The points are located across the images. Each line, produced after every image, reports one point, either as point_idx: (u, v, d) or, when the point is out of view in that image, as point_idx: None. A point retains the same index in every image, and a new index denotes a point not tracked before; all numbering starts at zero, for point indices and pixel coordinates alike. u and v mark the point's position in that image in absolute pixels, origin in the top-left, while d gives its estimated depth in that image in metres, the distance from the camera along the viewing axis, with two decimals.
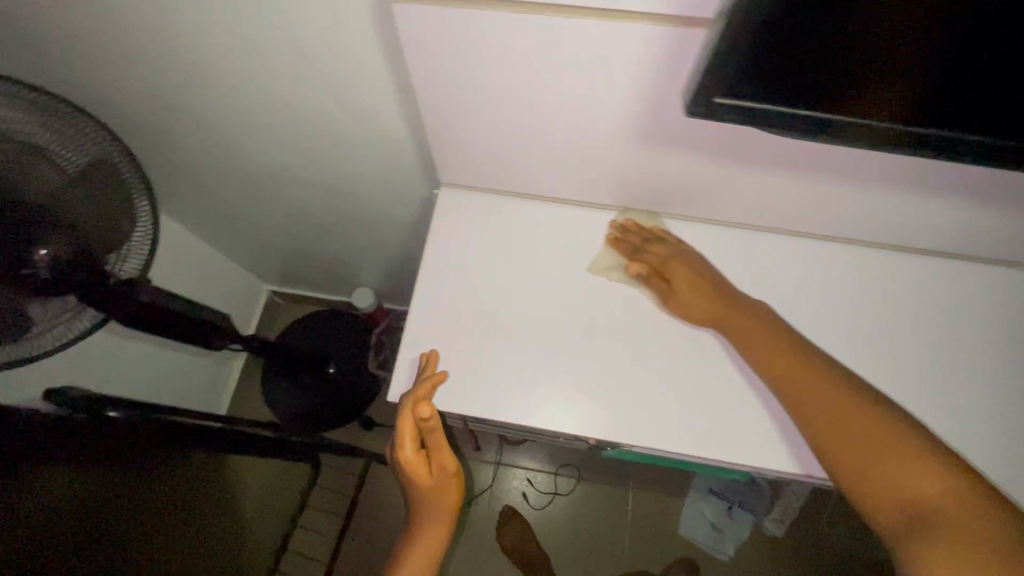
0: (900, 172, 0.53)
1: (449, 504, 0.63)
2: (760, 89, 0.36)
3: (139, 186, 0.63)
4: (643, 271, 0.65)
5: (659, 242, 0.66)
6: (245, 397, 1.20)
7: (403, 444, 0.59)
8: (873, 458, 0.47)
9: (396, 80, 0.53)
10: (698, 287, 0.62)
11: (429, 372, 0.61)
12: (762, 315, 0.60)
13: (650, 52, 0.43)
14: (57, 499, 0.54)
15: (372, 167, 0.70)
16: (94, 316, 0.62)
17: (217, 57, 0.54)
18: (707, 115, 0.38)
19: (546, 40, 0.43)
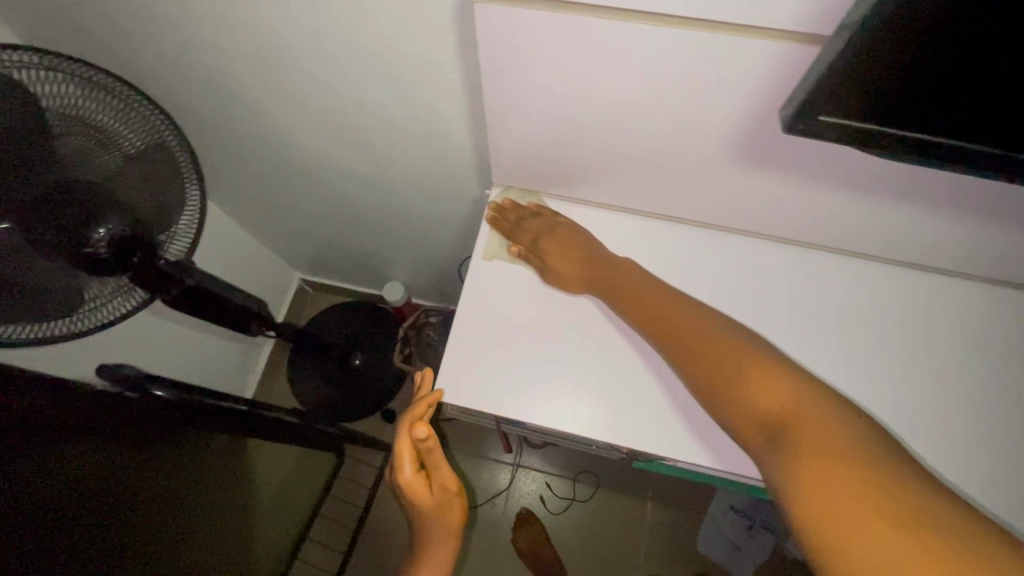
0: (970, 196, 0.51)
1: (452, 522, 0.62)
2: (841, 99, 0.37)
3: (192, 174, 0.64)
4: (519, 245, 0.66)
5: (539, 215, 0.68)
6: (271, 382, 1.21)
7: (402, 468, 0.57)
8: (741, 386, 0.46)
9: (456, 76, 0.53)
10: (565, 256, 0.64)
11: (423, 392, 0.60)
12: (625, 273, 0.61)
13: (732, 61, 0.43)
14: (90, 475, 0.55)
15: (418, 163, 0.70)
16: (142, 295, 0.64)
17: (282, 48, 0.55)
18: (794, 123, 0.39)
19: (625, 44, 0.44)
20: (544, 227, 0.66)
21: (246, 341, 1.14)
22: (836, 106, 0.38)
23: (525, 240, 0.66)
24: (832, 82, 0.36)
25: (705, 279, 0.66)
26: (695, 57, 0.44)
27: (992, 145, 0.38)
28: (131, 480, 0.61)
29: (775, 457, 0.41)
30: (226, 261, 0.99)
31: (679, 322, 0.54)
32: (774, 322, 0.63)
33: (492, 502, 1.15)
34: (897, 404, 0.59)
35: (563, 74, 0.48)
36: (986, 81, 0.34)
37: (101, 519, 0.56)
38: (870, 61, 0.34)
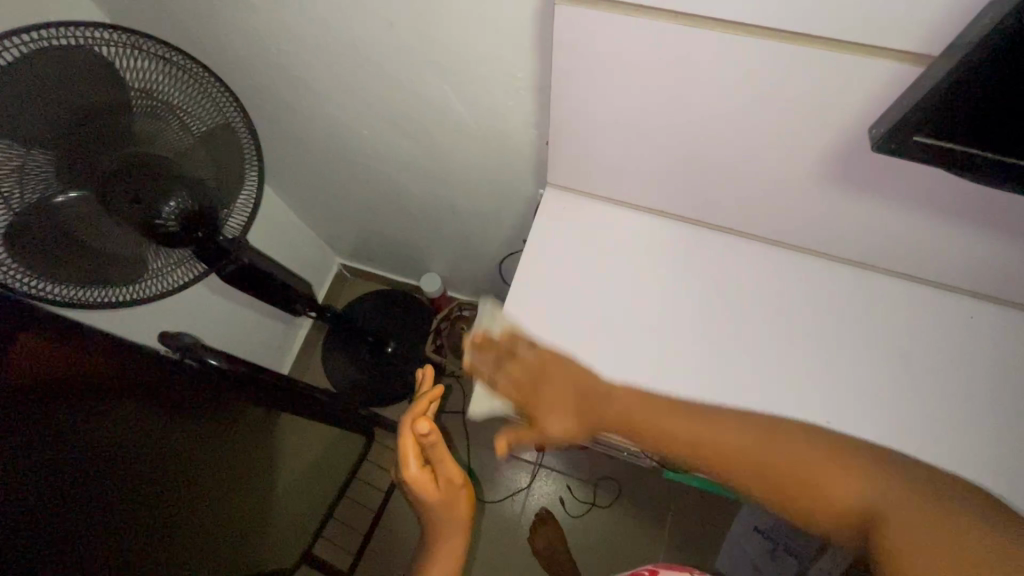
0: None
1: (461, 516, 0.63)
2: (933, 120, 0.36)
3: (253, 155, 0.67)
4: (492, 376, 0.56)
5: (511, 356, 0.56)
6: (306, 362, 1.25)
7: (406, 464, 0.59)
8: (807, 482, 0.42)
9: (523, 75, 0.54)
10: (550, 393, 0.52)
11: (425, 389, 0.63)
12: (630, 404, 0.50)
13: (809, 76, 0.43)
14: (132, 439, 0.57)
15: (470, 160, 0.71)
16: (199, 267, 0.67)
17: (356, 40, 0.56)
18: (890, 143, 0.39)
19: (697, 49, 0.44)
20: (526, 353, 0.56)
21: (286, 320, 1.18)
22: (932, 126, 0.37)
23: (504, 383, 0.54)
24: (941, 98, 0.35)
25: (766, 295, 0.63)
26: (770, 71, 0.43)
27: None
28: (172, 449, 0.63)
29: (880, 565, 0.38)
30: (274, 240, 1.02)
31: (683, 438, 0.46)
32: (832, 344, 0.60)
33: (512, 499, 1.15)
34: (975, 443, 0.54)
35: (636, 74, 0.48)
36: None
37: (141, 486, 0.58)
38: (975, 84, 0.33)
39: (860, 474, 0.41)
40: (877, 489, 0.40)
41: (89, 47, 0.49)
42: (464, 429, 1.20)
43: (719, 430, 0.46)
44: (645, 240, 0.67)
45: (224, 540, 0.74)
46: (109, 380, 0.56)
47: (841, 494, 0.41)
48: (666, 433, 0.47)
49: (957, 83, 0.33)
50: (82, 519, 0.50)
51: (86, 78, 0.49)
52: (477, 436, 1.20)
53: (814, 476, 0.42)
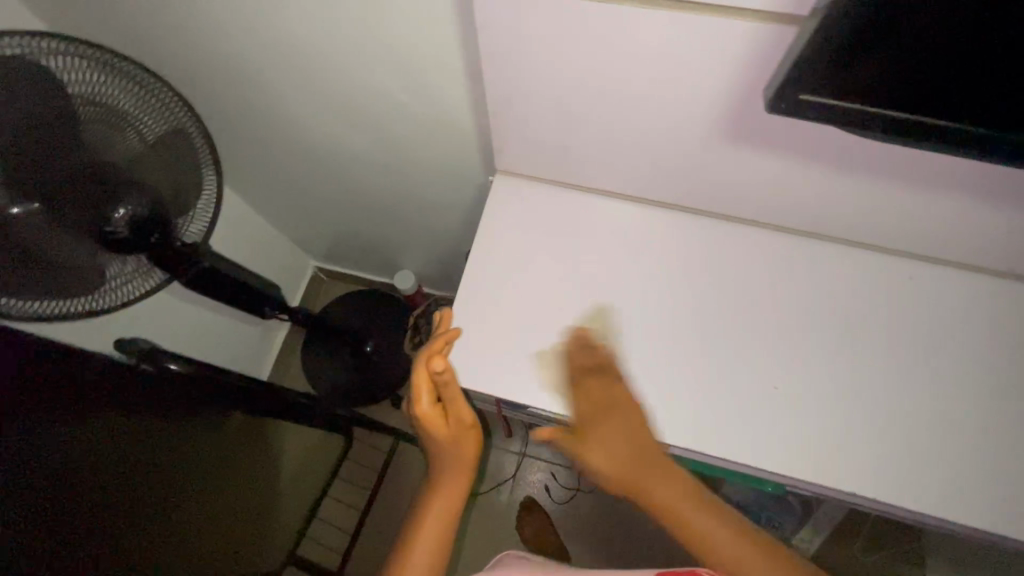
0: (1000, 191, 0.48)
1: (467, 456, 0.61)
2: (818, 83, 0.35)
3: (208, 160, 0.66)
4: (576, 403, 0.54)
5: (601, 376, 0.55)
6: (284, 365, 1.25)
7: (419, 398, 0.58)
8: None
9: (464, 61, 0.53)
10: (618, 432, 0.52)
11: (441, 330, 0.58)
12: (670, 490, 0.49)
13: (726, 50, 0.41)
14: (103, 451, 0.57)
15: (424, 151, 0.71)
16: (160, 275, 0.66)
17: (290, 34, 0.56)
18: (789, 113, 0.37)
19: (614, 27, 0.42)
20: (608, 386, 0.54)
21: (262, 324, 1.18)
22: (814, 86, 0.36)
23: (584, 400, 0.54)
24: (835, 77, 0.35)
25: (723, 271, 0.62)
26: (688, 44, 0.42)
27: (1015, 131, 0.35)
28: (145, 456, 0.63)
29: None
30: (241, 244, 1.01)
31: (700, 527, 0.47)
32: (788, 318, 0.60)
33: (497, 490, 1.16)
34: (924, 405, 0.56)
35: (561, 61, 0.47)
36: (986, 74, 0.32)
37: (110, 497, 0.58)
38: (851, 45, 0.32)
39: None
40: None
41: (26, 56, 0.48)
42: None
43: (737, 537, 0.46)
44: (604, 222, 0.66)
45: (214, 541, 0.76)
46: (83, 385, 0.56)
47: None
48: (693, 530, 0.47)
49: (842, 61, 0.33)
50: (52, 525, 0.50)
51: (41, 86, 0.49)
52: None
53: None
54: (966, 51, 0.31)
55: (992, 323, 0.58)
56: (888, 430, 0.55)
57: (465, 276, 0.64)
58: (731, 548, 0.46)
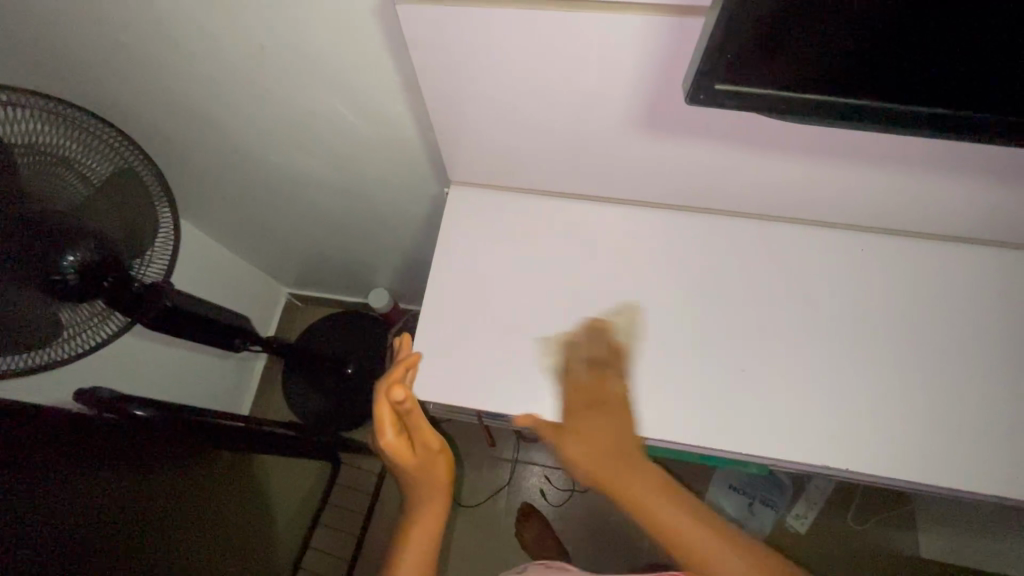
0: (944, 165, 0.48)
1: (438, 479, 0.61)
2: (741, 74, 0.33)
3: (161, 195, 0.65)
4: (574, 395, 0.57)
5: (603, 368, 0.58)
6: (266, 396, 1.23)
7: (383, 432, 0.56)
8: None
9: (400, 77, 0.52)
10: (595, 429, 0.55)
11: (401, 356, 0.59)
12: (640, 486, 0.53)
13: (642, 47, 0.39)
14: (73, 507, 0.56)
15: (378, 167, 0.70)
16: (120, 320, 0.65)
17: (222, 60, 0.54)
18: (708, 104, 0.35)
19: (537, 35, 0.40)
20: (614, 384, 0.57)
21: (238, 357, 1.16)
22: (733, 74, 0.33)
23: (579, 390, 0.57)
24: (766, 84, 0.34)
25: (685, 260, 0.63)
26: (607, 46, 0.40)
27: (949, 106, 0.35)
28: (111, 499, 0.60)
29: None
30: (205, 279, 0.99)
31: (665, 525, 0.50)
32: (754, 300, 0.61)
33: (493, 501, 1.15)
34: (885, 374, 0.57)
35: (494, 71, 0.45)
36: (910, 54, 0.32)
37: (87, 552, 0.56)
38: (766, 33, 0.31)
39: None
40: None
41: None
42: None
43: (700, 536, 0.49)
44: (565, 221, 0.65)
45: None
46: (49, 450, 0.54)
47: None
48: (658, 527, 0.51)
49: (752, 67, 0.33)
50: (6, 555, 0.47)
51: None
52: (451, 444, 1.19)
53: None
54: (891, 30, 0.30)
55: (945, 283, 0.60)
56: (840, 397, 0.57)
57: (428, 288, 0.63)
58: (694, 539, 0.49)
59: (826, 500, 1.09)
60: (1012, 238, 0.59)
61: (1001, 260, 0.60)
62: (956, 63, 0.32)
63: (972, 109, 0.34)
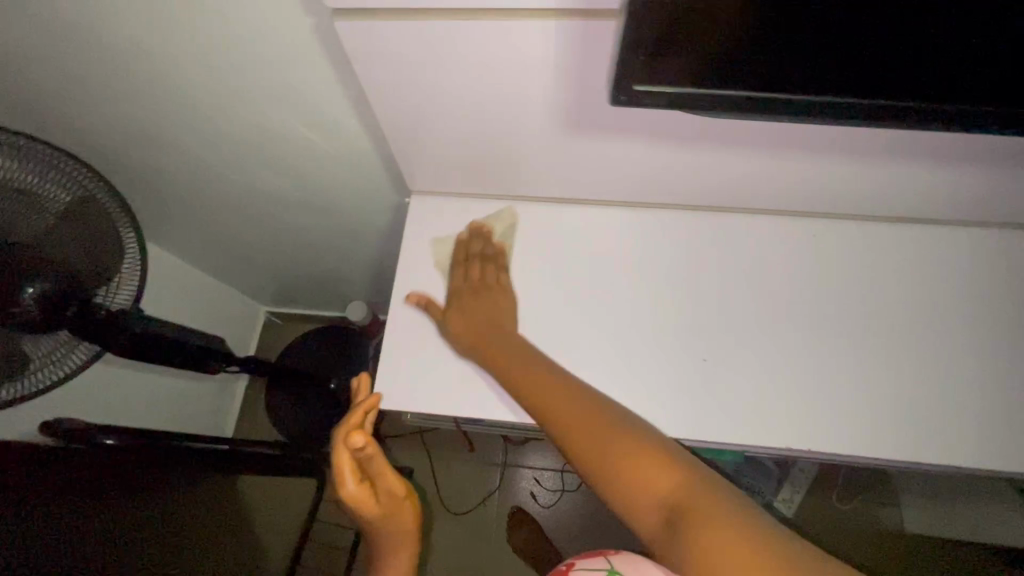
0: (886, 153, 0.49)
1: (405, 527, 0.61)
2: (657, 72, 0.35)
3: (125, 221, 0.64)
4: (456, 279, 0.63)
5: (484, 262, 0.63)
6: (250, 416, 1.22)
7: (343, 483, 0.54)
8: (634, 460, 0.43)
9: (347, 91, 0.52)
10: (475, 307, 0.60)
11: (359, 398, 0.58)
12: (510, 350, 0.56)
13: (561, 54, 0.40)
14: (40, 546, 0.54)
15: (340, 180, 0.70)
16: (89, 349, 0.63)
17: (168, 84, 0.54)
18: (631, 104, 0.37)
19: (474, 45, 0.40)
20: (490, 272, 0.63)
21: (219, 379, 1.16)
22: (647, 75, 0.35)
23: (463, 279, 0.63)
24: (694, 86, 0.35)
25: (648, 254, 0.64)
26: (532, 55, 0.40)
27: (877, 96, 0.35)
28: (81, 534, 0.58)
29: (642, 518, 0.41)
30: (179, 304, 0.98)
31: (537, 378, 0.52)
32: (714, 290, 0.62)
33: (484, 507, 1.15)
34: (844, 355, 0.59)
35: (439, 87, 0.46)
36: (826, 47, 0.33)
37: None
38: (667, 32, 0.33)
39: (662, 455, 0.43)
40: (673, 474, 0.41)
41: None
42: (424, 448, 1.19)
43: (565, 389, 0.51)
44: (529, 224, 0.66)
45: None
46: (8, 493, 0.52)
47: (654, 477, 0.42)
48: (523, 383, 0.53)
49: (664, 68, 0.35)
50: None
51: None
52: (439, 453, 1.19)
53: (635, 462, 0.43)
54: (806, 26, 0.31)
55: (899, 263, 0.62)
56: (800, 379, 0.58)
57: (394, 298, 0.64)
58: (563, 401, 0.49)
59: (810, 483, 1.11)
60: (960, 216, 0.61)
61: (954, 238, 0.62)
62: (875, 54, 0.33)
63: (900, 98, 0.35)
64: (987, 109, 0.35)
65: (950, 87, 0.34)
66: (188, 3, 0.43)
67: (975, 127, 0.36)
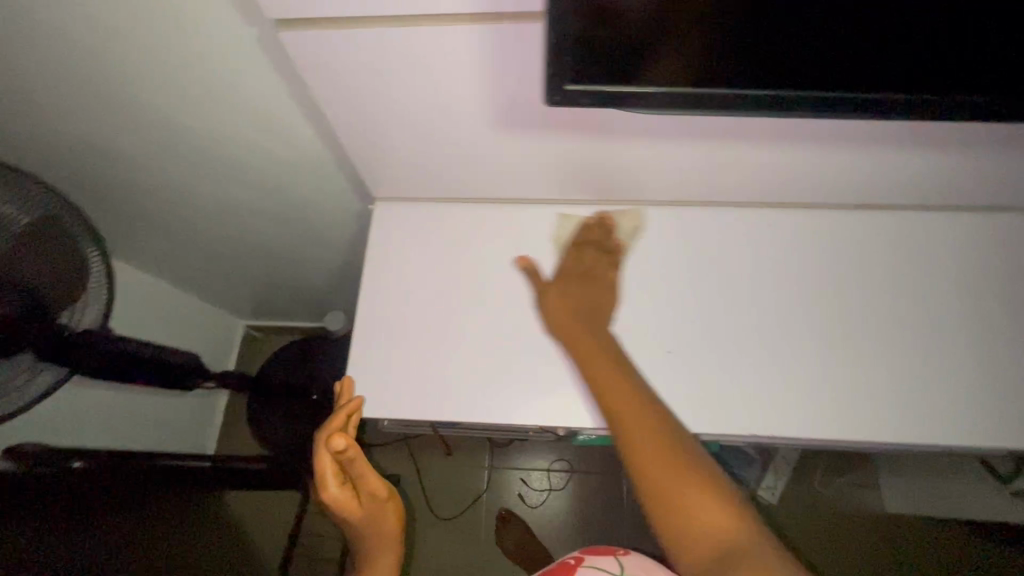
0: (833, 144, 0.50)
1: (388, 529, 0.60)
2: (586, 68, 0.36)
3: (89, 240, 0.62)
4: (564, 259, 0.62)
5: (598, 254, 0.63)
6: (230, 433, 1.21)
7: (326, 485, 0.55)
8: (692, 493, 0.41)
9: (300, 99, 0.52)
10: (579, 288, 0.59)
11: (344, 401, 0.59)
12: (580, 341, 0.54)
13: (504, 55, 0.40)
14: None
15: (304, 189, 0.70)
16: (55, 373, 0.61)
17: (116, 99, 0.53)
18: (566, 103, 0.37)
19: (421, 51, 0.40)
20: (601, 264, 0.62)
21: (196, 396, 1.14)
22: (576, 71, 0.36)
23: (575, 261, 0.62)
24: (628, 81, 0.36)
25: (615, 251, 0.64)
26: (478, 59, 0.40)
27: (809, 86, 0.36)
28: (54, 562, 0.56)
29: (683, 547, 0.40)
30: (152, 322, 0.97)
31: (598, 364, 0.50)
32: (681, 283, 0.63)
33: (473, 511, 1.15)
34: (808, 341, 0.60)
35: (390, 94, 0.46)
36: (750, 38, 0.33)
37: None
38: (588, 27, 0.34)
39: (719, 493, 0.41)
40: (728, 517, 0.40)
41: None
42: (410, 455, 1.19)
43: (629, 383, 0.48)
44: (497, 225, 0.66)
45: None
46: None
47: (710, 517, 0.40)
48: (589, 364, 0.51)
49: (592, 63, 0.35)
50: None
51: None
52: (424, 459, 1.19)
53: (693, 493, 0.41)
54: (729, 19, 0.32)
55: (858, 249, 0.63)
56: (766, 368, 0.59)
57: (362, 306, 0.64)
58: (628, 396, 0.47)
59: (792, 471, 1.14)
60: (912, 201, 0.62)
61: (913, 222, 0.63)
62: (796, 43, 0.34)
63: (830, 87, 0.36)
64: (916, 95, 0.36)
65: (876, 73, 0.35)
66: (131, 16, 0.42)
67: (908, 113, 0.37)
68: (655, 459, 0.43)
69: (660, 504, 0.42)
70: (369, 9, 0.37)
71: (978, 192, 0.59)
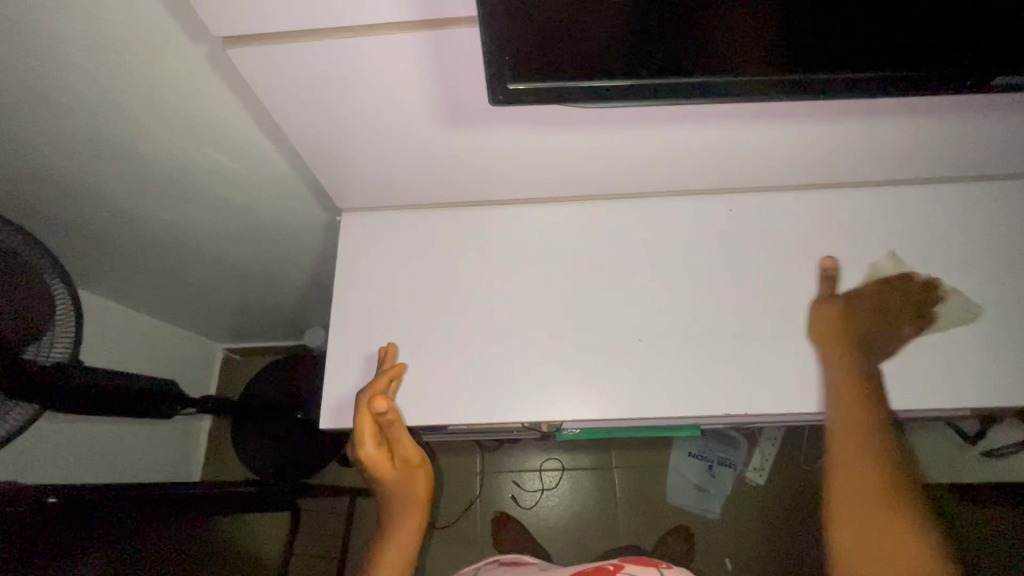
0: (778, 128, 0.52)
1: (416, 495, 0.62)
2: (525, 67, 0.37)
3: (52, 272, 0.61)
4: (885, 301, 0.61)
5: (908, 312, 0.61)
6: (215, 459, 1.19)
7: (363, 440, 0.56)
8: (872, 535, 0.55)
9: (256, 114, 0.52)
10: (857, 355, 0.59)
11: (387, 366, 0.60)
12: (848, 388, 0.58)
13: (450, 60, 0.41)
14: None
15: (269, 205, 0.70)
16: (22, 414, 0.59)
17: (65, 130, 0.53)
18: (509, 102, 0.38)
19: (368, 59, 0.41)
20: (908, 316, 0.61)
21: (178, 424, 1.12)
22: (516, 71, 0.37)
23: (890, 309, 0.61)
24: (567, 77, 0.37)
25: (583, 245, 0.65)
26: (425, 64, 0.41)
27: (737, 72, 0.38)
28: None
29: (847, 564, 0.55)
30: (124, 352, 0.95)
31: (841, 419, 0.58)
32: (649, 272, 0.64)
33: (467, 517, 1.14)
34: (774, 319, 0.61)
35: (343, 104, 0.46)
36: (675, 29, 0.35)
37: None
38: (525, 27, 0.34)
39: (897, 543, 0.54)
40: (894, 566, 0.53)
41: None
42: None
43: (860, 438, 0.58)
44: (466, 228, 0.67)
45: None
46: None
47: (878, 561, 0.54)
48: (838, 404, 0.58)
49: (531, 61, 0.36)
50: None
51: None
52: None
53: (869, 534, 0.55)
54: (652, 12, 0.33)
55: (817, 227, 0.65)
56: (737, 347, 0.60)
57: (336, 317, 0.64)
58: (853, 443, 0.58)
59: (779, 450, 1.16)
60: (865, 178, 0.64)
61: (868, 197, 0.65)
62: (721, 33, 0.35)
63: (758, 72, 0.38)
64: (838, 74, 0.38)
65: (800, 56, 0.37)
66: (73, 44, 0.42)
67: (834, 92, 0.39)
68: (851, 490, 0.57)
69: (842, 530, 0.56)
70: (326, 19, 0.37)
71: (925, 164, 0.61)
